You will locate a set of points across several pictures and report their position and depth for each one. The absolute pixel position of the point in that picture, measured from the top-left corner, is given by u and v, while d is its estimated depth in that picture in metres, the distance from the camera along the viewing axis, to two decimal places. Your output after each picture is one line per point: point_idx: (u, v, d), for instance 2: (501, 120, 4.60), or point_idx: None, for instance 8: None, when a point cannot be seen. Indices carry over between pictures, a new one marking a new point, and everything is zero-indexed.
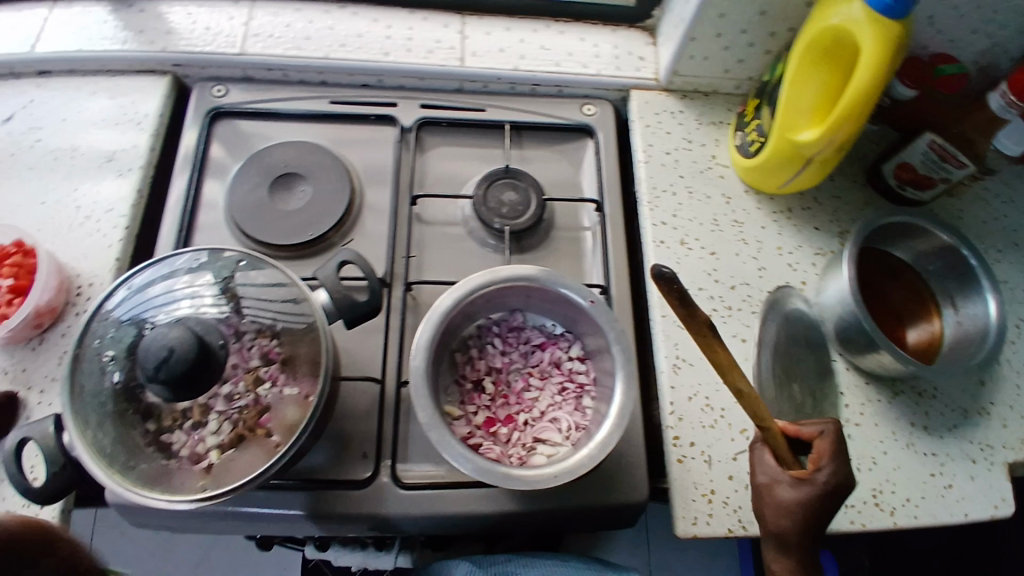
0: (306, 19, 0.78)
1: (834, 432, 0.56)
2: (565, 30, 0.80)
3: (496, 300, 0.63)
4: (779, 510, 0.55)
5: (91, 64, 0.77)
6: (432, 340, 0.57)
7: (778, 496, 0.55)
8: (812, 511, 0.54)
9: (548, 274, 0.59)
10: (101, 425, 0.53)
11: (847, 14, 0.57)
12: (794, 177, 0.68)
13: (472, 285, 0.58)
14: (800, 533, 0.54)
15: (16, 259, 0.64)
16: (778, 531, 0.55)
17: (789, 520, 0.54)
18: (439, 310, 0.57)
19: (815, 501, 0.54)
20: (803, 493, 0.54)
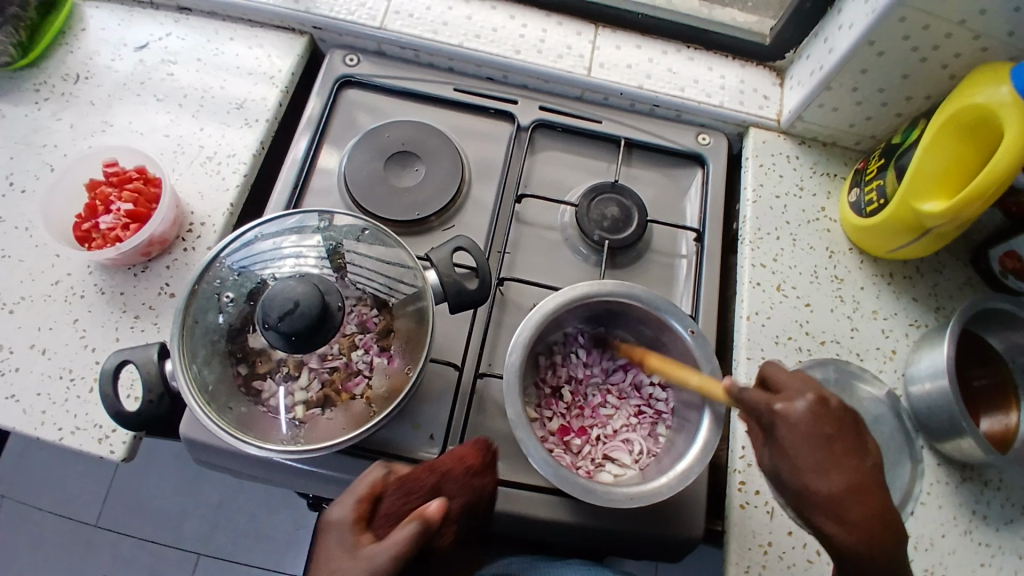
0: (446, 5, 0.80)
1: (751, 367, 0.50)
2: (694, 56, 0.81)
3: (592, 313, 0.64)
4: (840, 500, 0.42)
5: (233, 10, 0.79)
6: (529, 342, 0.58)
7: (827, 489, 0.42)
8: (857, 470, 0.42)
9: (656, 298, 0.60)
10: (207, 362, 0.55)
11: (995, 95, 0.55)
12: (907, 244, 0.67)
13: (578, 293, 0.59)
14: (876, 504, 0.42)
15: (138, 185, 0.66)
16: (868, 530, 0.41)
17: (870, 502, 0.42)
18: (540, 313, 0.59)
19: (842, 452, 0.42)
20: (802, 455, 0.42)
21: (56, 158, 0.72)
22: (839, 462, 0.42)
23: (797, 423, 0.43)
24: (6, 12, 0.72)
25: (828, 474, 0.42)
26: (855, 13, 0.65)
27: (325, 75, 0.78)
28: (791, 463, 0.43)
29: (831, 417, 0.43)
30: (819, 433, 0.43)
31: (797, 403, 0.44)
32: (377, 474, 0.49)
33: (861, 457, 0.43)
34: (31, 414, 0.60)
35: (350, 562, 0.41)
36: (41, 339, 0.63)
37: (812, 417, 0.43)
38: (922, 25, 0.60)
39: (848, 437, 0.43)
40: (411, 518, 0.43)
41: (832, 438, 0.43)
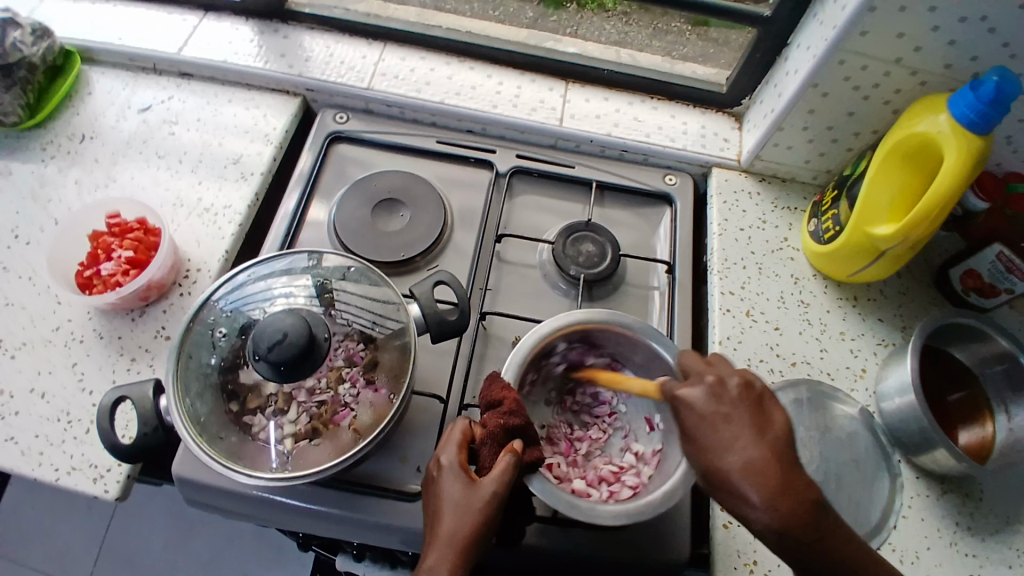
0: (429, 67, 0.88)
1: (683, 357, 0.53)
2: (658, 106, 0.88)
3: (591, 343, 0.66)
4: (742, 475, 0.43)
5: (232, 76, 0.86)
6: (523, 363, 0.60)
7: (729, 463, 0.43)
8: (752, 444, 0.44)
9: (646, 327, 0.63)
10: (200, 395, 0.57)
11: (933, 124, 0.61)
12: (866, 267, 0.71)
13: (573, 318, 0.63)
14: (779, 475, 0.42)
15: (138, 235, 0.70)
16: (769, 499, 0.42)
17: (769, 474, 0.42)
18: (537, 334, 0.61)
19: (737, 426, 0.45)
20: (706, 435, 0.45)
21: (60, 211, 0.76)
22: (734, 439, 0.44)
23: (696, 405, 0.46)
24: (16, 75, 0.78)
25: (726, 452, 0.44)
26: (798, 60, 0.72)
27: (317, 132, 0.84)
28: (696, 444, 0.45)
29: (732, 398, 0.46)
30: (730, 413, 0.45)
31: (695, 388, 0.47)
32: (460, 423, 0.59)
33: (769, 437, 0.44)
34: (28, 456, 0.62)
35: (469, 495, 0.53)
36: (40, 382, 0.66)
37: (722, 398, 0.46)
38: (860, 66, 0.66)
39: (749, 415, 0.45)
40: (507, 456, 0.54)
41: (741, 419, 0.45)
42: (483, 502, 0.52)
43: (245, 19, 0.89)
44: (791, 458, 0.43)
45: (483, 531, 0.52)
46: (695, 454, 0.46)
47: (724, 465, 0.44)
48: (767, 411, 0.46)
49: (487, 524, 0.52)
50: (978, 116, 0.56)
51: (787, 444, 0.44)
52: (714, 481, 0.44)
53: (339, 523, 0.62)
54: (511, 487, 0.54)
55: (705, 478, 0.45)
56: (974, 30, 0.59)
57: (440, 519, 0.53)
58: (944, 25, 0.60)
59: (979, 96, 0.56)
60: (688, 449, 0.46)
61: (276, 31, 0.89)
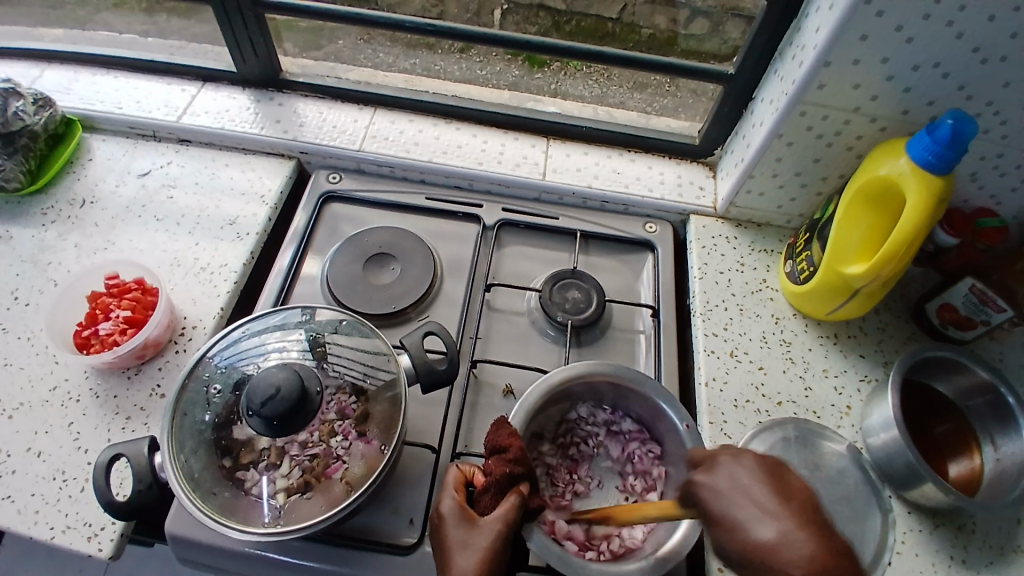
0: (417, 128, 0.93)
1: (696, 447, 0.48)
2: (636, 158, 0.92)
3: (600, 393, 0.68)
4: (779, 547, 0.38)
5: (229, 141, 0.90)
6: (528, 413, 0.62)
7: (763, 536, 0.38)
8: (783, 511, 0.39)
9: (644, 378, 0.65)
10: (194, 452, 0.57)
11: (894, 166, 0.64)
12: (842, 305, 0.74)
13: (586, 366, 0.65)
14: (820, 545, 0.37)
15: (136, 294, 0.72)
16: (813, 571, 0.36)
17: (804, 540, 0.37)
18: (541, 386, 0.63)
19: (765, 495, 0.40)
20: (736, 508, 0.41)
21: (59, 274, 0.79)
22: (765, 512, 0.39)
23: (717, 480, 0.43)
24: (18, 144, 0.82)
25: (757, 524, 0.39)
26: (764, 112, 0.77)
27: (311, 192, 0.87)
28: (724, 523, 0.41)
29: (751, 465, 0.43)
30: (754, 488, 0.41)
31: (714, 472, 0.44)
32: (454, 470, 0.60)
33: (795, 502, 0.40)
34: (22, 516, 0.62)
35: (473, 536, 0.53)
36: (37, 442, 0.66)
37: (739, 471, 0.43)
38: (821, 116, 0.70)
39: (771, 481, 0.41)
40: (511, 497, 0.55)
41: (761, 483, 0.41)
42: (489, 541, 0.53)
43: (242, 88, 0.95)
44: (827, 526, 0.39)
45: (492, 570, 0.52)
46: (726, 536, 0.41)
47: (756, 539, 0.39)
48: (788, 475, 0.42)
49: (494, 563, 0.52)
50: (935, 157, 0.60)
51: (815, 507, 0.40)
52: (749, 561, 0.39)
53: None
54: (515, 529, 0.54)
55: (738, 563, 0.40)
56: (929, 77, 0.64)
57: (448, 562, 0.53)
58: (897, 74, 0.64)
59: (934, 139, 0.60)
60: (716, 533, 0.41)
61: (271, 99, 0.94)
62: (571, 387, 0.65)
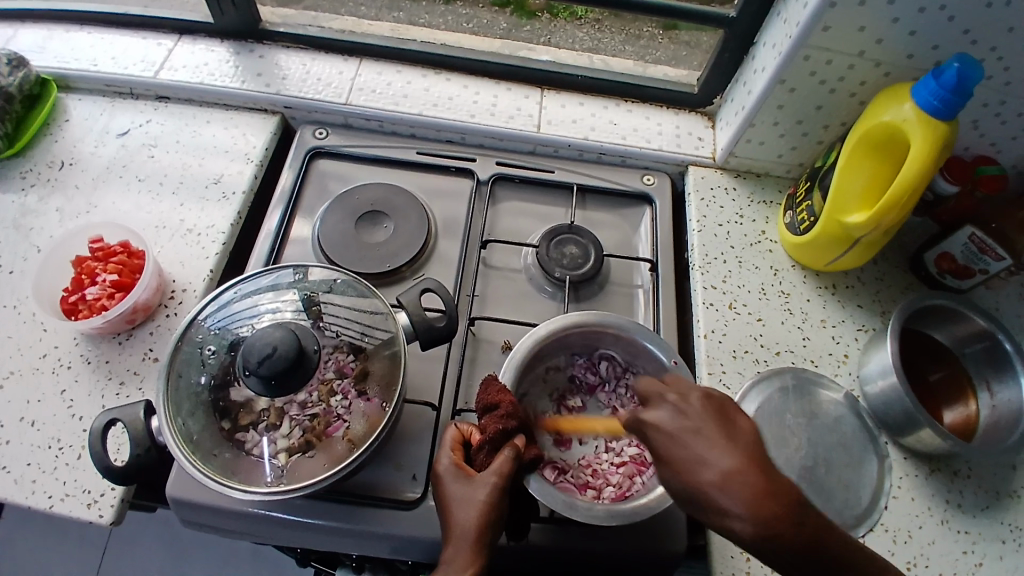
0: (405, 80, 0.89)
1: (691, 391, 0.43)
2: (632, 109, 0.90)
3: (591, 343, 0.67)
4: (724, 485, 0.37)
5: (209, 97, 0.86)
6: (520, 366, 0.62)
7: (706, 478, 0.38)
8: (729, 450, 0.38)
9: (639, 326, 0.64)
10: (192, 414, 0.57)
11: (898, 113, 0.63)
12: (842, 255, 0.73)
13: (574, 316, 0.64)
14: (760, 480, 0.37)
15: (122, 258, 0.70)
16: (755, 510, 0.36)
17: (750, 481, 0.37)
18: (532, 338, 0.63)
19: (707, 435, 0.39)
20: (685, 452, 0.39)
21: (42, 240, 0.76)
22: (708, 449, 0.39)
23: (665, 423, 0.41)
24: None
25: (703, 466, 0.38)
26: (766, 58, 0.74)
27: (297, 149, 0.84)
28: (670, 466, 0.40)
29: (698, 410, 0.41)
30: (699, 424, 0.40)
31: (662, 409, 0.42)
32: (451, 429, 0.60)
33: (741, 443, 0.39)
34: (20, 485, 0.62)
35: (471, 491, 0.54)
36: (30, 410, 0.65)
37: (687, 412, 0.41)
38: (824, 61, 0.68)
39: (714, 422, 0.40)
40: (506, 450, 0.55)
41: (709, 427, 0.40)
42: (486, 493, 0.53)
43: (220, 41, 0.90)
44: (765, 460, 0.38)
45: (493, 521, 0.53)
46: (674, 478, 0.39)
47: (701, 479, 0.38)
48: (735, 416, 0.41)
49: (494, 513, 0.53)
50: (941, 102, 0.58)
51: (759, 446, 0.39)
52: (691, 499, 0.38)
53: (337, 536, 0.62)
54: (510, 481, 0.54)
55: (680, 499, 0.39)
56: (936, 19, 0.61)
57: (449, 517, 0.53)
58: (903, 17, 0.62)
59: (940, 83, 0.58)
60: (663, 473, 0.40)
61: (251, 51, 0.89)
62: (565, 337, 0.65)
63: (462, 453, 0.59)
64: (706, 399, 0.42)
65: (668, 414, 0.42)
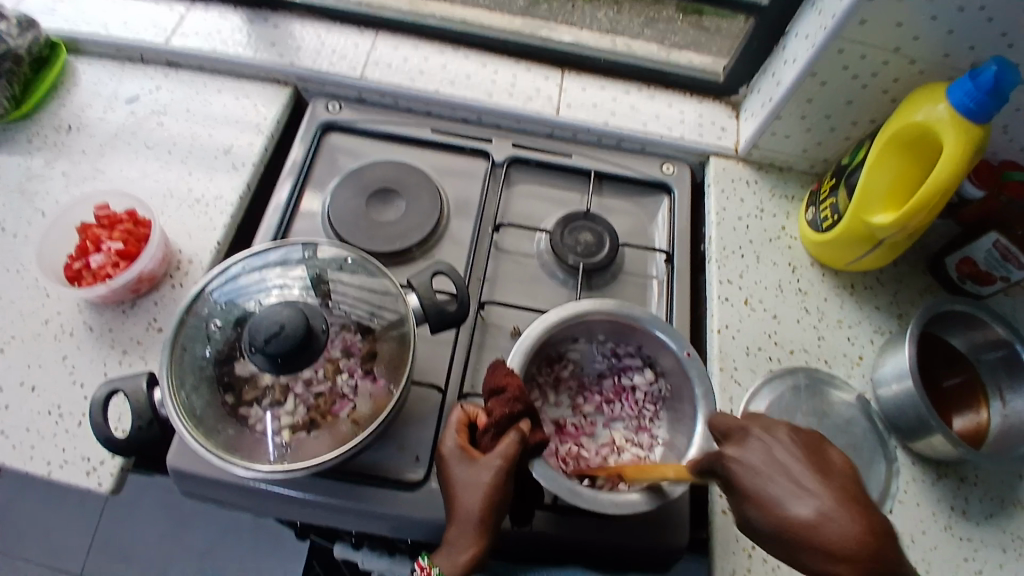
0: (423, 56, 0.87)
1: (782, 427, 0.43)
2: (654, 95, 0.87)
3: (603, 331, 0.65)
4: (822, 524, 0.36)
5: (222, 65, 0.84)
6: (529, 351, 0.60)
7: (801, 515, 0.38)
8: (822, 489, 0.38)
9: (652, 317, 0.62)
10: (195, 388, 0.56)
11: (932, 113, 0.61)
12: (863, 255, 0.71)
13: (589, 305, 0.62)
14: (866, 522, 0.36)
15: (128, 226, 0.69)
16: (861, 550, 0.35)
17: (856, 521, 0.36)
18: (544, 324, 0.60)
19: (803, 473, 0.40)
20: (769, 490, 0.40)
21: (47, 204, 0.75)
22: (797, 486, 0.39)
23: (753, 457, 0.42)
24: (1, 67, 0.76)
25: (793, 502, 0.39)
26: (797, 49, 0.72)
27: (308, 121, 0.82)
28: (755, 502, 0.40)
29: (784, 444, 0.42)
30: (790, 462, 0.41)
31: (748, 447, 0.43)
32: (457, 410, 0.59)
33: (837, 481, 0.39)
34: (18, 452, 0.61)
35: (476, 474, 0.53)
36: (30, 376, 0.64)
37: (774, 449, 0.42)
38: (857, 54, 0.66)
39: (808, 458, 0.40)
40: (511, 434, 0.54)
41: (800, 465, 0.40)
42: (491, 477, 0.52)
43: (234, 8, 0.87)
44: (868, 501, 0.38)
45: (497, 504, 0.52)
46: (761, 517, 0.39)
47: (796, 516, 0.38)
48: (829, 452, 0.41)
49: (499, 497, 0.52)
50: (976, 105, 0.56)
51: (858, 486, 0.39)
52: (786, 541, 0.38)
53: (337, 516, 0.61)
54: (516, 465, 0.53)
55: (773, 542, 0.39)
56: (972, 18, 0.59)
57: (454, 500, 0.53)
58: (941, 13, 0.60)
59: (977, 85, 0.56)
60: (750, 510, 0.40)
61: (266, 20, 0.87)
62: (574, 325, 0.63)
63: (467, 434, 0.58)
64: (792, 429, 0.43)
65: (755, 454, 0.42)
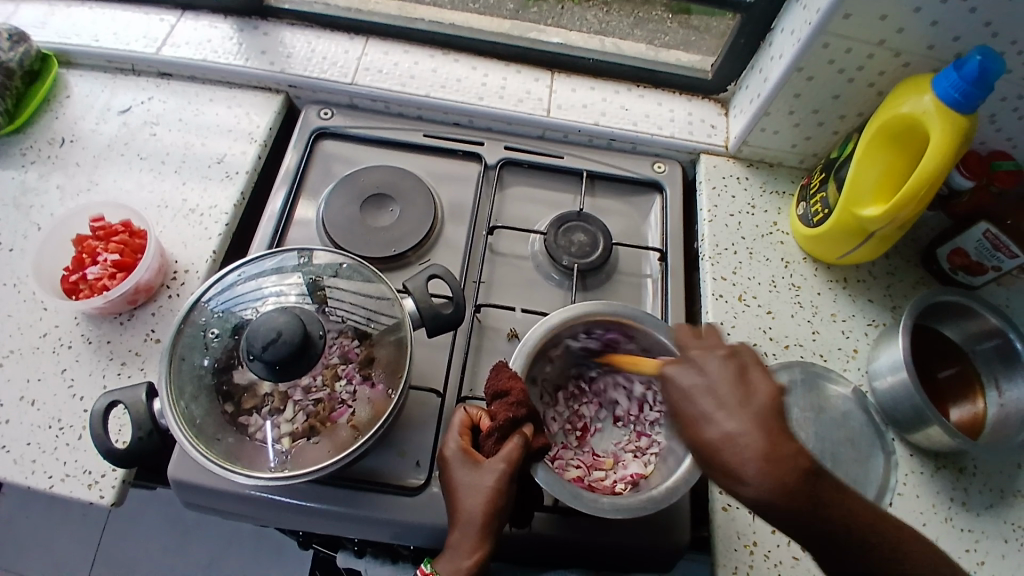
0: (413, 60, 0.87)
1: (720, 353, 0.46)
2: (644, 94, 0.88)
3: (601, 333, 0.65)
4: (727, 445, 0.41)
5: (213, 74, 0.84)
6: (531, 353, 0.60)
7: (712, 435, 0.42)
8: (738, 411, 0.42)
9: (649, 316, 0.62)
10: (194, 397, 0.56)
11: (918, 105, 0.61)
12: (854, 249, 0.72)
13: (587, 307, 0.62)
14: (764, 440, 0.41)
15: (124, 237, 0.69)
16: (755, 465, 0.40)
17: (756, 438, 0.41)
18: (545, 326, 0.61)
19: (723, 393, 0.43)
20: (695, 407, 0.44)
21: (42, 217, 0.75)
22: (717, 407, 0.43)
23: (701, 371, 0.45)
24: None
25: (710, 423, 0.42)
26: (783, 44, 0.72)
27: (301, 129, 0.83)
28: (683, 418, 0.44)
29: (718, 369, 0.45)
30: (715, 384, 0.44)
31: (705, 358, 0.46)
32: (460, 412, 0.59)
33: (752, 404, 0.42)
34: (19, 466, 0.61)
35: (479, 477, 0.53)
36: (30, 390, 0.65)
37: (706, 371, 0.45)
38: (843, 49, 0.66)
39: (731, 378, 0.44)
40: (516, 438, 0.54)
41: (726, 386, 0.43)
42: (494, 481, 0.53)
43: (224, 17, 0.88)
44: (780, 424, 0.41)
45: (499, 508, 0.53)
46: (686, 429, 0.44)
47: (709, 435, 0.42)
48: (754, 375, 0.44)
49: (502, 501, 0.53)
50: (961, 95, 0.57)
51: (775, 407, 0.42)
52: (702, 454, 0.43)
53: (339, 521, 0.62)
54: (518, 467, 0.54)
55: (691, 449, 0.44)
56: (957, 10, 0.60)
57: (456, 503, 0.53)
58: (925, 6, 0.60)
59: (962, 76, 0.57)
60: (680, 424, 0.45)
61: (256, 28, 0.87)
62: (575, 326, 0.63)
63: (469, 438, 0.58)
64: (731, 355, 0.45)
65: (685, 378, 0.45)
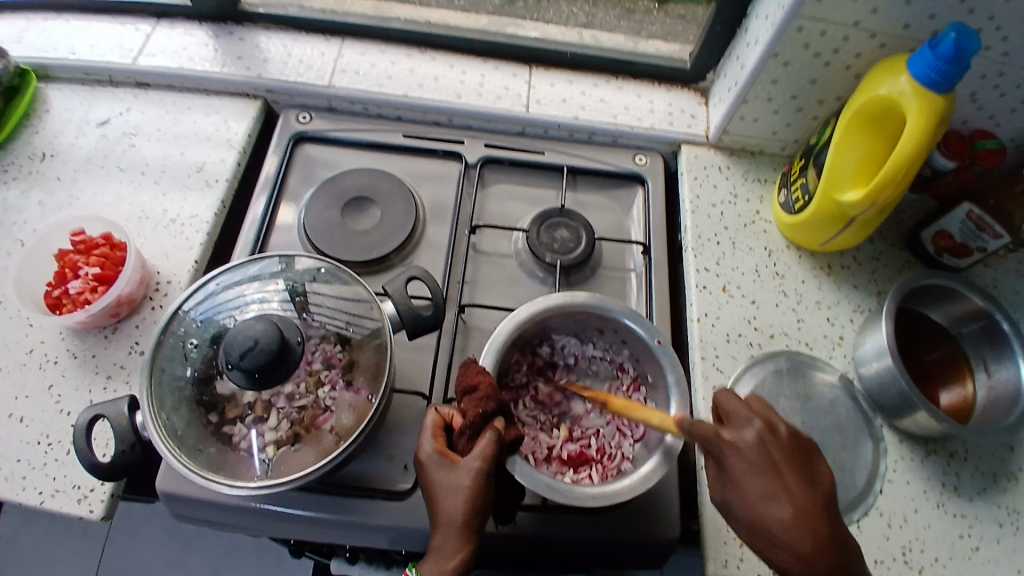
0: (390, 60, 0.87)
1: (782, 431, 0.51)
2: (623, 86, 0.87)
3: (570, 324, 0.65)
4: (792, 525, 0.47)
5: (190, 82, 0.84)
6: (502, 350, 0.60)
7: (777, 514, 0.48)
8: (799, 493, 0.48)
9: (624, 307, 0.62)
10: (175, 409, 0.56)
11: (894, 86, 0.61)
12: (836, 234, 0.72)
13: (559, 298, 0.62)
14: (824, 528, 0.47)
15: (104, 251, 0.69)
16: (815, 553, 0.46)
17: (817, 526, 0.47)
18: (516, 321, 0.61)
19: (786, 473, 0.49)
20: (751, 485, 0.49)
21: (25, 234, 0.75)
22: (784, 488, 0.48)
23: (744, 450, 0.50)
24: None
25: (775, 501, 0.48)
26: (758, 31, 0.72)
27: (281, 133, 0.82)
28: (743, 495, 0.49)
29: (781, 443, 0.50)
30: (777, 461, 0.49)
31: (744, 430, 0.51)
32: (432, 414, 0.59)
33: (812, 488, 0.49)
34: (12, 482, 0.61)
35: (455, 477, 0.53)
36: (18, 407, 0.65)
37: (769, 444, 0.50)
38: (818, 33, 0.66)
39: (794, 462, 0.49)
40: (488, 433, 0.54)
41: (788, 466, 0.49)
42: (471, 479, 0.53)
43: (199, 24, 0.87)
44: (831, 510, 0.49)
45: (478, 505, 0.53)
46: (742, 505, 0.49)
47: (773, 516, 0.48)
48: (813, 460, 0.51)
49: (480, 498, 0.53)
50: (938, 75, 0.56)
51: (827, 491, 0.50)
52: (756, 529, 0.49)
53: (330, 527, 0.62)
54: (494, 464, 0.54)
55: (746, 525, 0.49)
56: None
57: (437, 505, 0.53)
58: None
59: (938, 55, 0.56)
60: (732, 497, 0.50)
61: (230, 33, 0.87)
62: (547, 320, 0.63)
63: (444, 438, 0.58)
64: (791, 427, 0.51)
65: (749, 449, 0.50)
